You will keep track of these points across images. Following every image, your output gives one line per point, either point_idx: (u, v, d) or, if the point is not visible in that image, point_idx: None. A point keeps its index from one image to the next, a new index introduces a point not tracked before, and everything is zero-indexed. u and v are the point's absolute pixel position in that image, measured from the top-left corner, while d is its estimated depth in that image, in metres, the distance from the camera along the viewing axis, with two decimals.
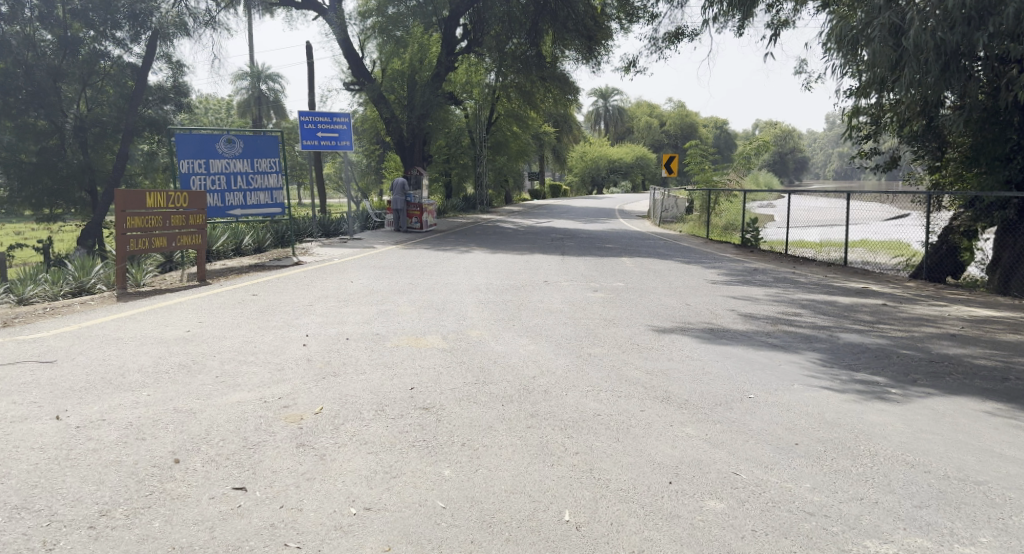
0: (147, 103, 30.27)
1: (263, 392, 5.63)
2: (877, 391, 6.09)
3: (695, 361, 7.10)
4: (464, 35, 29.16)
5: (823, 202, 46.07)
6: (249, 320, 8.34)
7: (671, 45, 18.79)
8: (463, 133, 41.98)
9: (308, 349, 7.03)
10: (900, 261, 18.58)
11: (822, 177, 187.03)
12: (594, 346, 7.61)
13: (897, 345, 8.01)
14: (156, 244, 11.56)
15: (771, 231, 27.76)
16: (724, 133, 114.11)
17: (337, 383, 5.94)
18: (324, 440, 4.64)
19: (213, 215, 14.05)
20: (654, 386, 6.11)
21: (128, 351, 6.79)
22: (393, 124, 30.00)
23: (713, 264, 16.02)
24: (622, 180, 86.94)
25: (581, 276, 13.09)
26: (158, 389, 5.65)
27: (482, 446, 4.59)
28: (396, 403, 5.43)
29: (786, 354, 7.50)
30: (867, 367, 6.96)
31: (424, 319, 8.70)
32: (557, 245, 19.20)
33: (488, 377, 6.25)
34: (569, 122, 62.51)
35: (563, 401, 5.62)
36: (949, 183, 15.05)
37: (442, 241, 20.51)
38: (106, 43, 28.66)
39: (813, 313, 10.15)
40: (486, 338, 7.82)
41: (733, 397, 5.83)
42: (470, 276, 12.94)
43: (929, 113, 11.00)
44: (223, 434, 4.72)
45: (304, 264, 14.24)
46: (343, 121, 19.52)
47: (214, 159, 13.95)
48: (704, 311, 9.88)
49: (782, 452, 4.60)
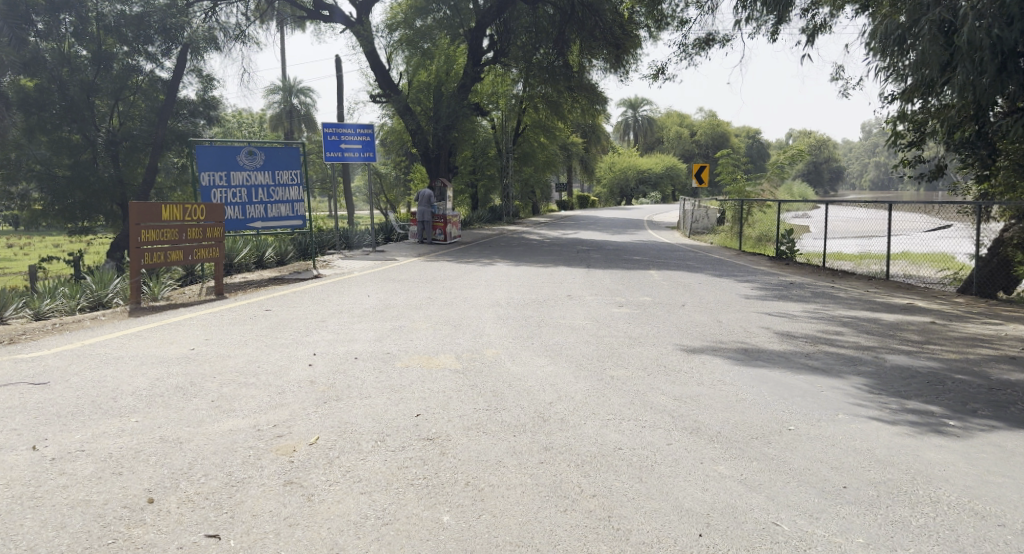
0: (178, 117, 30.47)
1: (258, 419, 5.23)
2: (934, 424, 5.55)
3: (728, 386, 6.57)
4: (491, 46, 28.78)
5: (858, 213, 44.84)
6: (258, 337, 7.96)
7: (701, 52, 18.24)
8: (490, 143, 41.72)
9: (312, 371, 6.61)
10: (945, 275, 17.83)
11: (859, 186, 183.50)
12: (617, 368, 7.09)
13: (951, 369, 7.41)
14: (171, 257, 11.23)
15: (807, 243, 26.94)
16: (756, 143, 112.65)
17: (338, 408, 5.52)
18: (315, 477, 4.22)
19: (234, 228, 13.80)
20: (682, 415, 5.59)
21: (126, 371, 6.41)
22: (419, 135, 29.77)
23: (746, 278, 15.39)
24: (652, 190, 85.75)
25: (607, 290, 12.58)
26: (148, 415, 5.25)
27: (487, 487, 4.13)
28: (399, 432, 4.99)
29: (828, 379, 6.95)
30: (920, 395, 6.40)
31: (440, 337, 8.28)
32: (582, 257, 18.70)
33: (502, 403, 5.78)
34: (598, 132, 62.01)
35: (582, 431, 5.14)
36: (999, 193, 14.30)
37: (465, 252, 20.13)
38: (138, 58, 28.88)
39: (855, 332, 9.54)
40: (503, 357, 7.37)
41: (770, 429, 5.31)
42: (492, 289, 12.51)
43: (981, 118, 10.31)
44: (206, 469, 4.30)
45: (323, 278, 13.88)
46: (367, 132, 19.24)
47: (235, 171, 13.71)
48: (738, 329, 9.31)
49: (829, 499, 4.08)
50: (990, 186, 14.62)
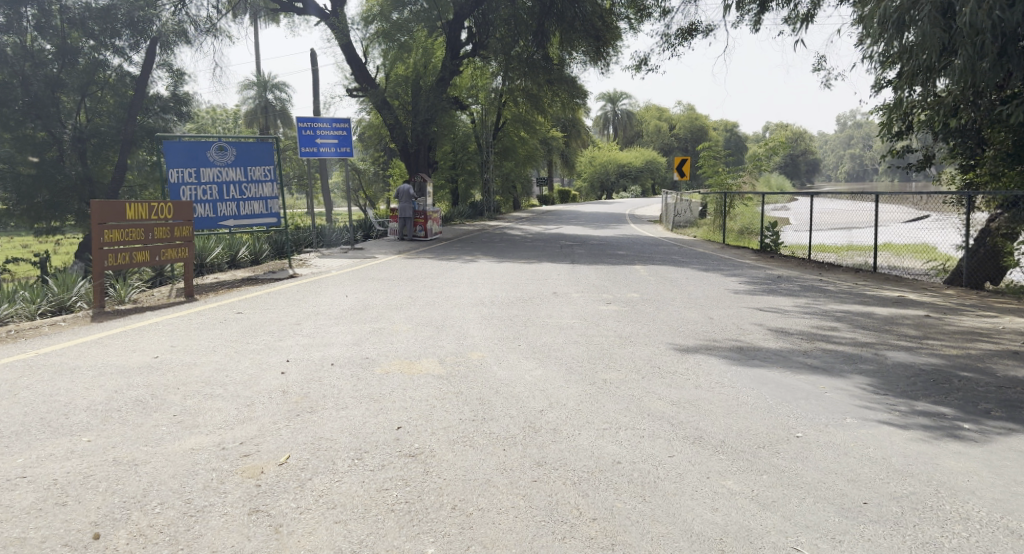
0: (147, 112, 29.61)
1: (224, 436, 4.79)
2: (948, 427, 5.23)
3: (729, 389, 6.19)
4: (469, 38, 28.31)
5: (839, 204, 44.95)
6: (228, 343, 7.49)
7: (684, 42, 17.94)
8: (469, 138, 41.43)
9: (285, 380, 6.16)
10: (931, 265, 17.68)
11: (836, 178, 185.04)
12: (609, 370, 6.70)
13: (955, 366, 7.12)
14: (137, 257, 10.68)
15: (790, 235, 26.83)
16: (734, 136, 113.22)
17: (312, 422, 5.08)
18: (284, 503, 3.83)
19: (204, 227, 13.26)
20: (682, 422, 5.22)
21: (80, 383, 5.92)
22: (397, 129, 29.24)
23: (733, 272, 15.09)
24: (632, 184, 85.66)
25: (593, 287, 12.21)
26: (103, 433, 4.79)
27: (476, 511, 3.77)
28: (378, 448, 4.59)
29: (829, 379, 6.63)
30: (926, 395, 6.09)
31: (421, 339, 7.86)
32: (566, 253, 18.33)
33: (489, 412, 5.39)
34: (577, 126, 61.85)
35: (577, 443, 4.76)
36: (984, 182, 14.12)
37: (447, 249, 19.71)
38: (105, 53, 28.09)
39: (851, 327, 9.23)
40: (489, 361, 6.97)
41: (776, 437, 4.97)
42: (474, 287, 12.10)
43: (974, 106, 10.09)
44: (162, 496, 3.86)
45: (299, 277, 13.40)
46: (342, 126, 18.70)
47: (205, 168, 13.19)
48: (731, 327, 8.97)
49: (850, 518, 3.76)
50: (976, 176, 14.44)
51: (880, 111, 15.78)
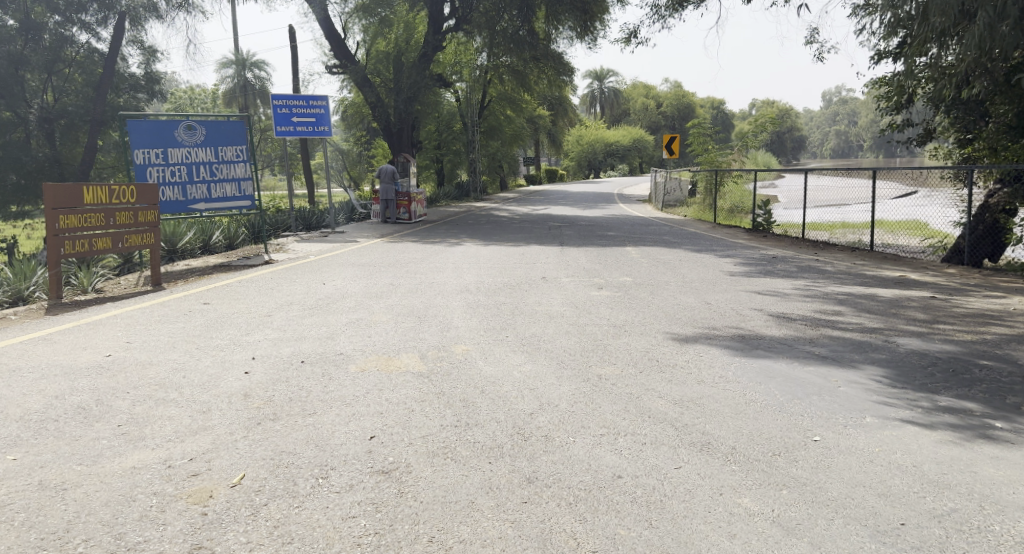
0: (118, 91, 28.76)
1: (173, 450, 4.23)
2: (979, 427, 4.73)
3: (735, 385, 5.68)
4: (452, 13, 27.51)
5: (828, 181, 44.51)
6: (189, 339, 6.89)
7: (675, 13, 17.32)
8: (454, 117, 40.54)
9: (249, 381, 5.58)
10: (927, 242, 17.28)
11: (821, 156, 185.37)
12: (604, 365, 6.18)
13: (972, 354, 6.64)
14: (98, 244, 10.01)
15: (780, 213, 26.49)
16: (721, 113, 112.74)
17: (274, 433, 4.52)
18: (232, 537, 3.31)
19: (174, 211, 12.58)
20: (687, 426, 4.71)
21: (16, 389, 5.33)
22: (379, 108, 28.48)
23: (727, 253, 14.60)
24: (620, 163, 84.78)
25: (583, 270, 11.67)
26: (33, 450, 4.21)
27: (456, 545, 3.25)
28: (347, 464, 4.04)
29: (841, 371, 6.14)
30: (948, 388, 5.60)
31: (401, 332, 7.31)
32: (555, 235, 17.77)
33: (474, 417, 4.85)
34: (564, 104, 61.06)
35: (572, 453, 4.25)
36: (984, 157, 13.74)
37: (431, 231, 19.14)
38: (72, 28, 27.09)
39: (856, 311, 8.74)
40: (474, 356, 6.43)
41: (792, 442, 4.47)
42: (459, 272, 11.54)
43: (982, 75, 9.61)
44: (88, 532, 3.32)
45: (275, 263, 12.78)
46: (319, 105, 17.99)
47: (173, 148, 12.49)
48: (730, 313, 8.46)
49: (887, 546, 3.26)
50: (975, 150, 14.04)
51: (879, 83, 15.34)
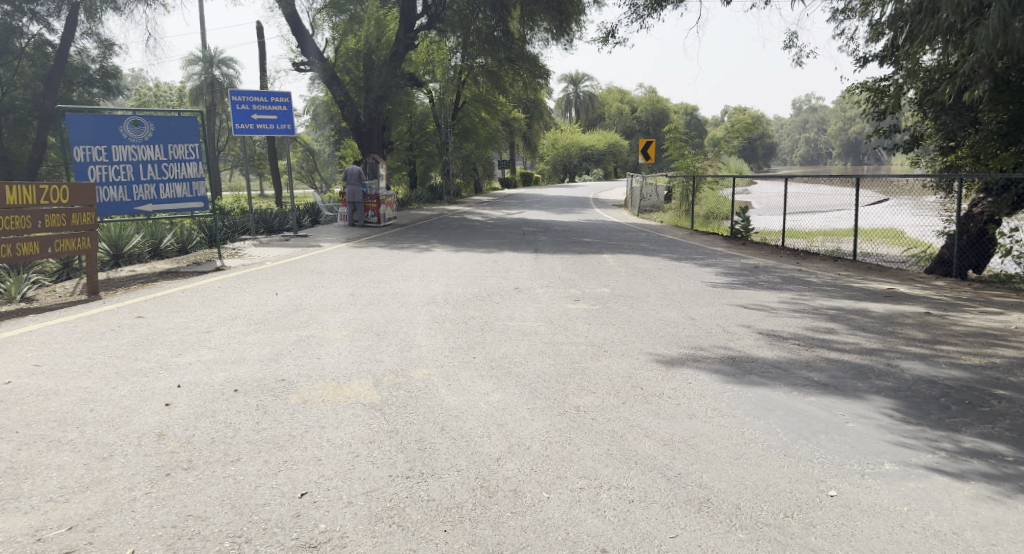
0: (70, 86, 27.47)
1: (52, 516, 3.40)
2: (1015, 477, 4.08)
3: (731, 420, 4.96)
4: (424, 11, 26.68)
5: (801, 189, 44.37)
6: (110, 361, 6.02)
7: (654, 13, 16.70)
8: (427, 118, 39.80)
9: (168, 416, 4.75)
10: (910, 251, 16.82)
11: (791, 162, 187.16)
12: (582, 394, 5.44)
13: (987, 382, 6.00)
14: (23, 250, 9.04)
15: (756, 219, 26.07)
16: (693, 119, 113.14)
17: (185, 488, 3.71)
18: None
19: (117, 213, 11.57)
20: (681, 476, 4.00)
21: None
22: (348, 107, 27.50)
23: (707, 262, 13.96)
24: (594, 167, 84.48)
25: (557, 280, 10.93)
26: None
27: None
28: (268, 535, 3.30)
29: (846, 402, 5.45)
30: (970, 425, 4.95)
31: (355, 352, 6.51)
32: (529, 241, 17.01)
33: (430, 464, 4.08)
34: (540, 108, 60.47)
35: (545, 517, 3.51)
36: (967, 164, 13.35)
37: (399, 236, 18.29)
38: (22, 19, 25.66)
39: (850, 329, 8.10)
40: (436, 383, 5.66)
41: (805, 498, 3.77)
42: (425, 281, 10.75)
43: (974, 76, 9.14)
44: None
45: (228, 270, 11.89)
46: (281, 101, 17.08)
47: (118, 145, 11.52)
48: (718, 330, 7.78)
49: None
50: (959, 157, 13.63)
51: (863, 89, 14.92)
